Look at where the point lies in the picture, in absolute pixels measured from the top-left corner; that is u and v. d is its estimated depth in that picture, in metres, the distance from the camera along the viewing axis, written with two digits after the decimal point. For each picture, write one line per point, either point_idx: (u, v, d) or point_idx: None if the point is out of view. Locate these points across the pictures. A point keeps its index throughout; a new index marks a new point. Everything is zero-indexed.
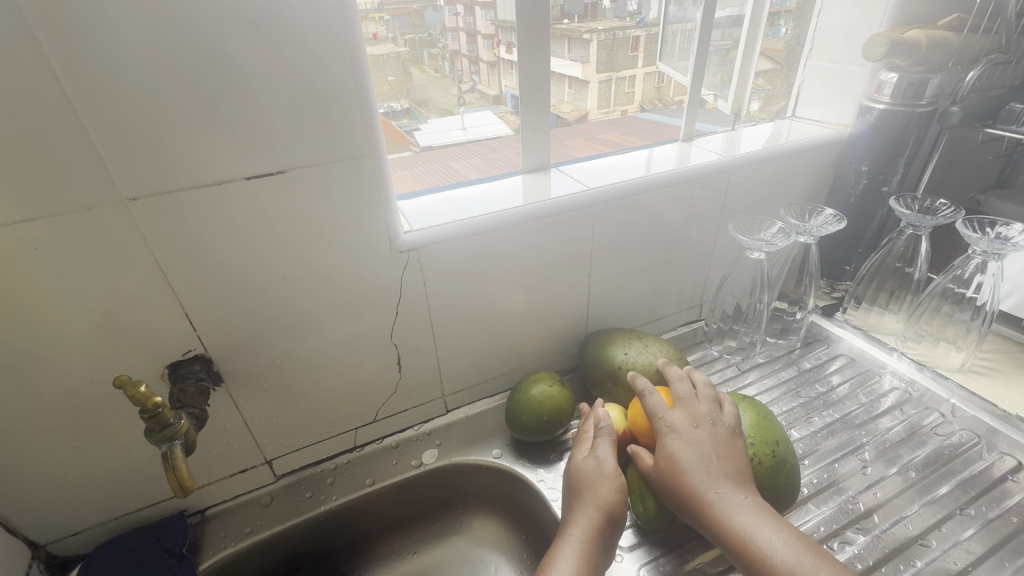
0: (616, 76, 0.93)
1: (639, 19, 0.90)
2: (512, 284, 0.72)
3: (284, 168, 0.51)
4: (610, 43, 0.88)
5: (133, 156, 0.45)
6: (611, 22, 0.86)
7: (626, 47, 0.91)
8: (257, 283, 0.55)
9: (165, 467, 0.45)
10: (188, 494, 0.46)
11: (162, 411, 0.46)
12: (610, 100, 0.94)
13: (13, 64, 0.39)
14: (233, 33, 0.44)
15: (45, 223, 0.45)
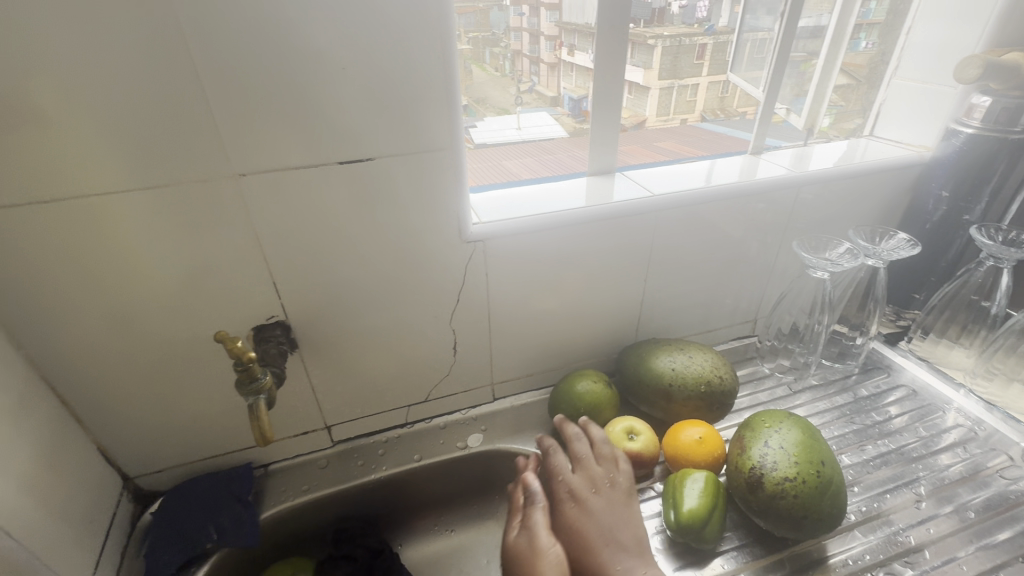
0: (678, 84, 0.93)
1: (706, 27, 0.93)
2: (569, 282, 0.74)
3: (373, 156, 0.55)
4: (675, 50, 0.88)
5: (247, 137, 0.50)
6: (678, 29, 0.89)
7: (690, 56, 0.92)
8: (337, 259, 0.60)
9: (250, 417, 0.50)
10: (268, 443, 0.51)
11: (252, 367, 0.50)
12: (670, 106, 0.96)
13: (162, 49, 0.45)
14: (341, 29, 0.48)
15: (169, 189, 0.51)
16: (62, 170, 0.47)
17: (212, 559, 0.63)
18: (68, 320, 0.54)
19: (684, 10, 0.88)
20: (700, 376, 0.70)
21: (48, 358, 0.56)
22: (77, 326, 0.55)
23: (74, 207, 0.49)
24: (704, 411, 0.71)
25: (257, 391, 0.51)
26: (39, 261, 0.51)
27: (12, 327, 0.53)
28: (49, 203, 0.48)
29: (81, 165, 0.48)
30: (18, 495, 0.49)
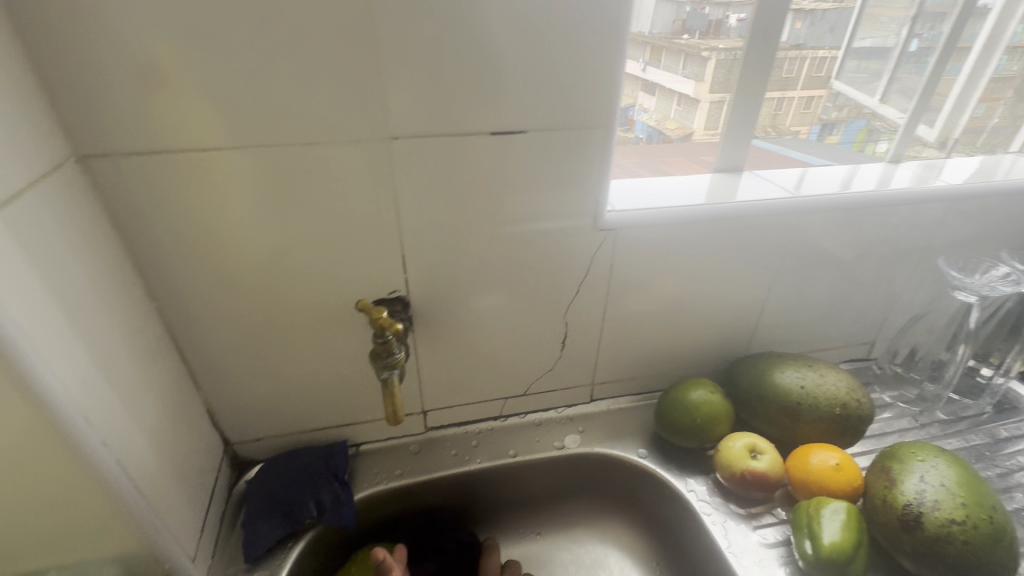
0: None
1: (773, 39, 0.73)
2: (690, 282, 0.70)
3: (527, 129, 0.52)
4: (732, 64, 0.70)
5: (406, 98, 0.47)
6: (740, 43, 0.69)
7: (752, 67, 0.71)
8: (468, 237, 0.57)
9: (384, 392, 0.48)
10: (398, 422, 0.49)
11: (391, 340, 0.48)
12: (723, 120, 0.75)
13: None
14: None
15: (321, 148, 0.48)
16: (221, 118, 0.45)
17: (309, 534, 0.62)
18: (197, 278, 0.53)
19: None
20: (835, 395, 0.65)
21: (174, 316, 0.54)
22: (206, 285, 0.53)
23: (223, 158, 0.47)
24: (836, 436, 0.65)
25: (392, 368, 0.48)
26: (179, 215, 0.49)
27: (145, 282, 0.52)
28: (202, 153, 0.46)
29: (239, 113, 0.45)
30: (150, 451, 0.48)
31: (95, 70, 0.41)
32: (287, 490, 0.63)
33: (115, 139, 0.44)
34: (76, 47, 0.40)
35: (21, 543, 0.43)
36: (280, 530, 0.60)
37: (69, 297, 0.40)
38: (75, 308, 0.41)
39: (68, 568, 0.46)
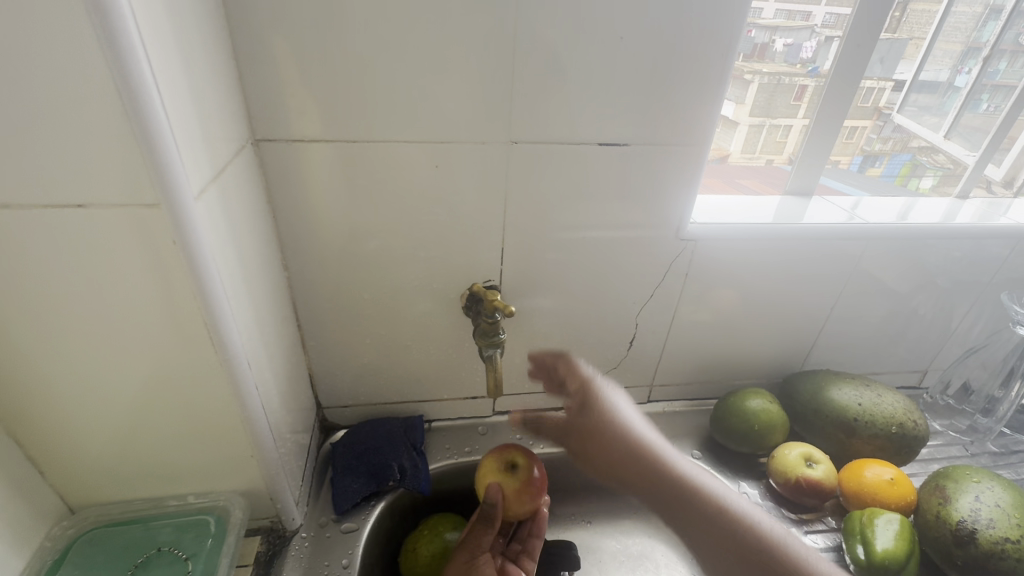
0: (771, 122, 0.74)
1: (812, 67, 0.71)
2: (756, 298, 0.75)
3: (630, 142, 0.60)
4: (772, 88, 0.72)
5: (529, 108, 0.56)
6: (781, 66, 0.71)
7: (788, 95, 0.72)
8: (560, 235, 0.65)
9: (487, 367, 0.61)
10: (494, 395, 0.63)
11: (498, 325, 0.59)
12: (758, 144, 0.76)
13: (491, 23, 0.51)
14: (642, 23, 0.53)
15: (451, 146, 0.57)
16: (375, 116, 0.54)
17: (390, 497, 0.67)
18: (327, 251, 0.61)
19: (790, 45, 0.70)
20: (892, 416, 0.69)
21: (302, 284, 0.63)
22: (333, 258, 0.62)
23: (371, 149, 0.56)
24: (892, 455, 0.69)
25: (501, 343, 0.60)
26: (325, 193, 0.57)
27: (284, 251, 0.60)
28: (354, 143, 0.55)
29: (391, 113, 0.54)
30: (279, 397, 0.56)
31: (283, 73, 0.51)
32: (373, 453, 0.69)
33: (288, 127, 0.53)
34: (274, 51, 0.50)
35: (179, 461, 0.51)
36: (366, 489, 0.66)
37: (248, 258, 0.48)
38: (250, 268, 0.48)
39: (206, 492, 0.53)
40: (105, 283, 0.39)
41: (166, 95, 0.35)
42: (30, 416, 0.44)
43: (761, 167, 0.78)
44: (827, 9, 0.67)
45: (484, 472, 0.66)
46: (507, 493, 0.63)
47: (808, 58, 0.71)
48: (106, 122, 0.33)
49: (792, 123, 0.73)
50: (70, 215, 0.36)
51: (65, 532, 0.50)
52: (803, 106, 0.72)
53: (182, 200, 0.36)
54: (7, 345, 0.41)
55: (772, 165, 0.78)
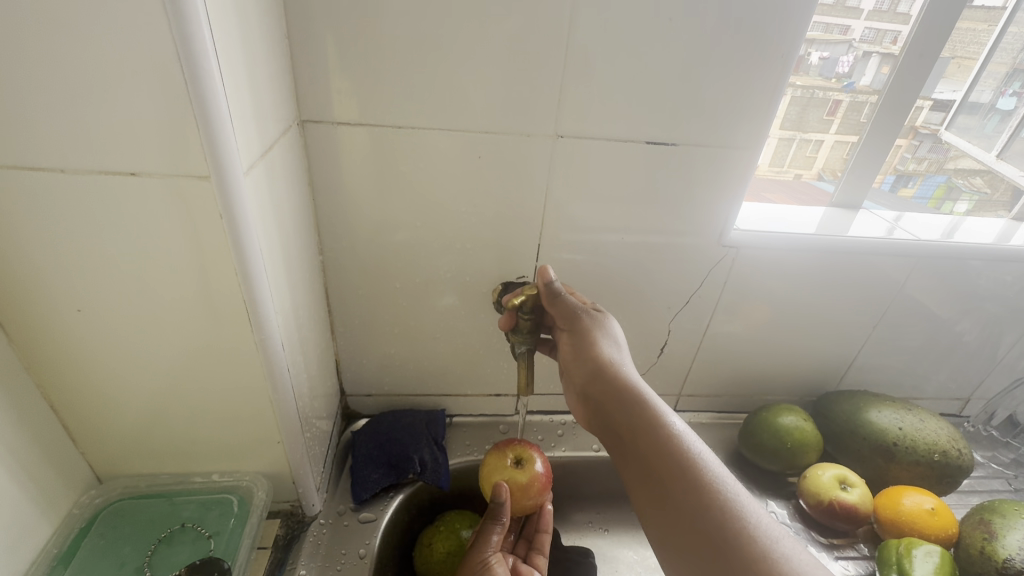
0: (802, 137, 0.70)
1: (847, 83, 0.67)
2: (794, 312, 0.72)
3: (677, 143, 0.58)
4: (804, 102, 0.68)
5: (576, 103, 0.55)
6: (813, 81, 0.66)
7: (820, 110, 0.69)
8: (599, 235, 0.63)
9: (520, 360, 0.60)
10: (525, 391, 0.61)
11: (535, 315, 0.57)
12: (787, 158, 0.72)
13: (544, 12, 0.50)
14: (697, 20, 0.51)
15: (493, 138, 0.56)
16: (422, 103, 0.53)
17: (409, 489, 0.66)
18: (362, 238, 0.61)
19: (825, 59, 0.66)
20: (936, 443, 0.66)
21: (334, 270, 0.63)
22: (367, 245, 0.61)
23: (415, 136, 0.55)
24: (933, 483, 0.66)
25: (537, 340, 0.59)
26: (365, 179, 0.57)
27: (319, 236, 0.60)
28: (399, 130, 0.55)
29: (439, 101, 0.53)
30: (308, 381, 0.55)
31: (333, 55, 0.50)
32: (394, 444, 0.68)
33: (332, 110, 0.53)
34: (322, 32, 0.49)
35: (207, 439, 0.51)
36: (385, 479, 0.65)
37: (287, 240, 0.47)
38: (289, 249, 0.48)
39: (231, 471, 0.53)
40: (151, 254, 0.39)
41: (222, 67, 0.35)
42: (70, 384, 0.45)
43: (790, 182, 0.75)
44: (866, 24, 0.64)
45: (489, 467, 0.63)
46: (515, 486, 0.61)
47: (844, 72, 0.67)
48: (163, 92, 0.33)
49: (824, 138, 0.71)
50: (121, 183, 0.36)
51: (93, 501, 0.50)
52: (837, 121, 0.70)
53: (232, 175, 0.36)
54: (55, 311, 0.41)
55: (800, 180, 0.75)
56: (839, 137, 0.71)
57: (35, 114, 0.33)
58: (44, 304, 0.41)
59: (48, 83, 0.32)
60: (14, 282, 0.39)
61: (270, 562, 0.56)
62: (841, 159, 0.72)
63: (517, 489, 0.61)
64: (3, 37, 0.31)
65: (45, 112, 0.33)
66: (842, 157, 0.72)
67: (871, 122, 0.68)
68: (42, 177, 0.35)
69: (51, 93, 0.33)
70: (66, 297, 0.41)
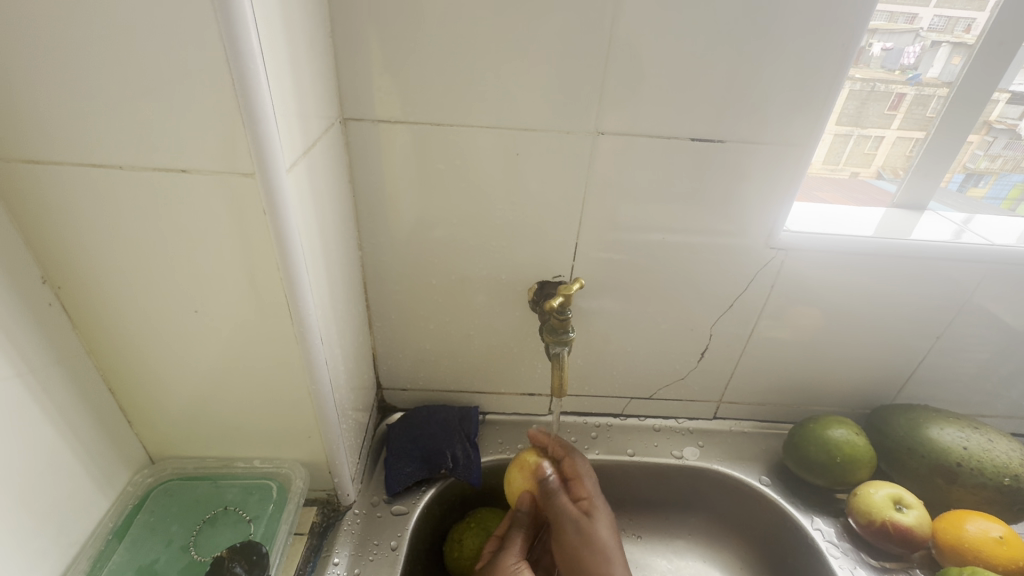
0: (860, 132, 0.66)
1: (912, 75, 0.63)
2: (847, 320, 0.68)
3: (725, 139, 0.55)
4: (863, 96, 0.63)
5: (618, 99, 0.53)
6: (875, 75, 0.62)
7: (881, 104, 0.64)
8: (639, 235, 0.62)
9: (552, 363, 0.59)
10: (562, 392, 0.60)
11: (566, 318, 0.57)
12: (843, 155, 0.68)
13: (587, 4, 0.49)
14: (751, 7, 0.49)
15: (531, 134, 0.55)
16: (461, 100, 0.53)
17: (441, 484, 0.67)
18: (400, 234, 0.61)
19: (890, 50, 0.61)
20: (1007, 467, 0.61)
21: (373, 265, 0.64)
22: (406, 240, 0.62)
23: (453, 133, 0.55)
24: (1002, 509, 0.61)
25: (570, 340, 0.58)
26: (403, 176, 0.57)
27: (359, 232, 0.61)
28: (437, 127, 0.55)
29: (478, 98, 0.53)
30: (345, 374, 0.57)
31: (375, 53, 0.51)
32: (427, 439, 0.69)
33: (373, 108, 0.54)
34: (365, 31, 0.50)
35: (251, 426, 0.53)
36: (418, 473, 0.66)
37: (328, 236, 0.49)
38: (330, 244, 0.49)
39: (271, 458, 0.55)
40: (201, 248, 0.41)
41: (268, 66, 0.35)
42: (149, 370, 0.48)
43: (846, 180, 0.70)
44: (935, 11, 0.59)
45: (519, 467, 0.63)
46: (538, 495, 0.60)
47: (909, 64, 0.62)
48: (212, 93, 0.34)
49: (885, 134, 0.66)
50: (174, 179, 0.38)
51: (145, 480, 0.53)
52: (900, 116, 0.65)
53: (274, 171, 0.37)
54: (150, 303, 0.44)
55: (857, 178, 0.70)
56: (900, 134, 0.66)
57: (97, 111, 0.35)
58: (125, 295, 0.43)
59: (110, 85, 0.34)
60: (80, 272, 0.42)
61: (306, 548, 0.57)
62: (903, 157, 0.68)
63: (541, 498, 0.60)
64: (69, 42, 0.33)
65: (105, 111, 0.35)
66: (903, 154, 0.68)
67: (941, 117, 0.63)
68: (103, 172, 0.37)
69: (111, 92, 0.34)
70: (186, 298, 0.44)
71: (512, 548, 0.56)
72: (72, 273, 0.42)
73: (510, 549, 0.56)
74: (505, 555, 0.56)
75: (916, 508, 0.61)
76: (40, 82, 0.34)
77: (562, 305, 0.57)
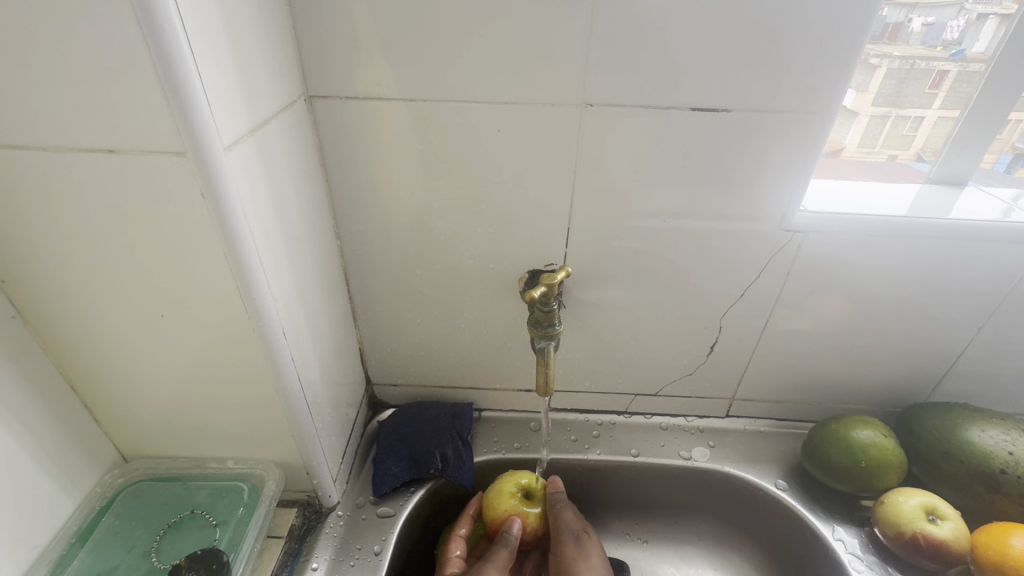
0: (899, 112, 0.59)
1: (956, 52, 0.56)
2: (875, 310, 0.62)
3: (732, 109, 0.50)
4: (902, 74, 0.57)
5: (609, 66, 0.48)
6: (914, 50, 0.56)
7: (922, 82, 0.58)
8: (638, 219, 0.56)
9: (538, 360, 0.55)
10: (546, 391, 0.56)
11: (552, 311, 0.53)
12: (880, 137, 0.61)
13: None
14: None
15: (514, 109, 0.50)
16: (436, 73, 0.49)
17: (430, 485, 0.63)
18: (380, 223, 0.58)
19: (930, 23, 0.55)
20: None
21: (355, 256, 0.60)
22: (386, 228, 0.58)
23: (429, 110, 0.51)
24: None
25: (558, 334, 0.54)
26: (379, 159, 0.54)
27: (336, 220, 0.58)
28: (412, 104, 0.50)
29: (453, 71, 0.49)
30: (322, 371, 0.53)
31: (340, 24, 0.47)
32: (416, 438, 0.65)
33: (342, 84, 0.50)
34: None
35: (220, 425, 0.50)
36: (406, 474, 0.62)
37: (291, 224, 0.45)
38: (293, 232, 0.46)
39: (244, 459, 0.53)
40: (142, 239, 0.38)
41: (195, 32, 0.32)
42: (115, 373, 0.46)
43: (883, 164, 0.63)
44: None
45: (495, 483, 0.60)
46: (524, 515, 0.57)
47: (953, 39, 0.56)
48: (128, 62, 0.30)
49: (925, 114, 0.59)
50: (100, 164, 0.34)
51: (115, 481, 0.51)
52: (941, 95, 0.58)
53: (209, 149, 0.33)
54: (114, 308, 0.42)
55: (895, 161, 0.63)
56: (943, 113, 0.59)
57: (9, 89, 0.32)
58: (79, 295, 0.41)
59: (18, 58, 0.31)
60: (21, 267, 0.39)
61: (283, 552, 0.55)
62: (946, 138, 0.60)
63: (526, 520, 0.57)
64: None
65: (18, 87, 0.32)
66: (946, 135, 0.60)
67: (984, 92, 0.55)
68: (25, 157, 0.34)
69: (20, 66, 0.31)
70: (151, 303, 0.41)
71: (496, 561, 0.51)
72: (13, 267, 0.40)
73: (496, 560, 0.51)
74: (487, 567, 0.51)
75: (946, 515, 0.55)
76: None
77: (547, 296, 0.52)
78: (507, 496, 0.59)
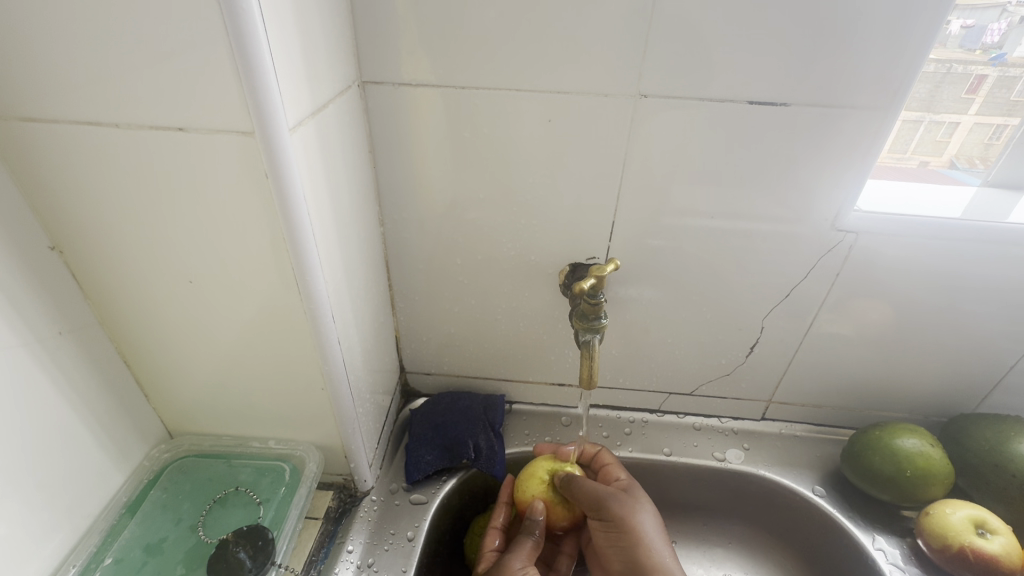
0: (933, 118, 0.56)
1: (995, 56, 0.53)
2: (925, 316, 0.60)
3: (790, 103, 0.48)
4: (937, 80, 0.53)
5: (664, 59, 0.47)
6: (952, 54, 0.52)
7: (959, 87, 0.54)
8: (685, 215, 0.55)
9: (581, 353, 0.55)
10: (590, 385, 0.55)
11: (600, 303, 0.53)
12: (911, 142, 0.58)
13: None
14: None
15: (565, 99, 0.50)
16: (489, 61, 0.48)
17: (462, 474, 0.63)
18: (423, 211, 0.58)
19: (971, 25, 0.51)
20: None
21: (397, 244, 0.61)
22: (429, 216, 0.58)
23: (477, 100, 0.50)
24: None
25: (603, 329, 0.54)
26: (426, 147, 0.54)
27: (379, 208, 0.58)
28: (461, 92, 0.50)
29: (506, 59, 0.48)
30: (363, 355, 0.54)
31: (394, 10, 0.47)
32: (449, 427, 0.65)
33: (393, 70, 0.50)
34: None
35: (265, 405, 0.51)
36: (439, 462, 0.63)
37: (341, 208, 0.46)
38: (342, 217, 0.46)
39: (285, 439, 0.54)
40: (201, 217, 0.38)
41: (267, 15, 0.32)
42: (165, 347, 0.47)
43: (913, 171, 0.59)
44: None
45: (530, 472, 0.58)
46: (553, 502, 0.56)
47: (993, 43, 0.52)
48: (204, 41, 0.31)
49: (961, 120, 0.56)
50: (168, 142, 0.35)
51: (161, 456, 0.52)
52: (979, 101, 0.55)
53: (276, 130, 0.34)
54: (165, 278, 0.42)
55: (927, 168, 0.59)
56: (979, 119, 0.56)
57: (88, 67, 0.32)
58: (136, 270, 0.42)
59: (98, 36, 0.31)
60: (85, 241, 0.40)
61: (321, 533, 0.55)
62: (981, 144, 0.58)
63: (555, 506, 0.57)
64: None
65: (97, 64, 0.32)
66: (981, 141, 0.58)
67: None
68: (96, 132, 0.35)
69: (99, 44, 0.32)
70: (186, 273, 0.42)
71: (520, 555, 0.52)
72: (77, 241, 0.40)
73: (518, 553, 0.52)
74: (510, 560, 0.52)
75: (992, 526, 0.54)
76: (29, 34, 0.32)
77: (593, 288, 0.53)
78: (535, 481, 0.57)
